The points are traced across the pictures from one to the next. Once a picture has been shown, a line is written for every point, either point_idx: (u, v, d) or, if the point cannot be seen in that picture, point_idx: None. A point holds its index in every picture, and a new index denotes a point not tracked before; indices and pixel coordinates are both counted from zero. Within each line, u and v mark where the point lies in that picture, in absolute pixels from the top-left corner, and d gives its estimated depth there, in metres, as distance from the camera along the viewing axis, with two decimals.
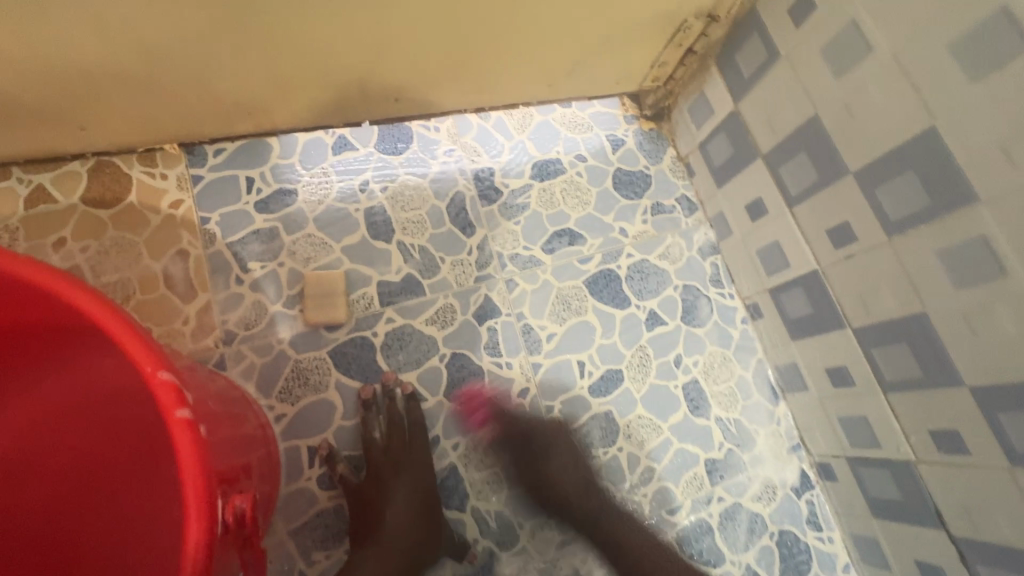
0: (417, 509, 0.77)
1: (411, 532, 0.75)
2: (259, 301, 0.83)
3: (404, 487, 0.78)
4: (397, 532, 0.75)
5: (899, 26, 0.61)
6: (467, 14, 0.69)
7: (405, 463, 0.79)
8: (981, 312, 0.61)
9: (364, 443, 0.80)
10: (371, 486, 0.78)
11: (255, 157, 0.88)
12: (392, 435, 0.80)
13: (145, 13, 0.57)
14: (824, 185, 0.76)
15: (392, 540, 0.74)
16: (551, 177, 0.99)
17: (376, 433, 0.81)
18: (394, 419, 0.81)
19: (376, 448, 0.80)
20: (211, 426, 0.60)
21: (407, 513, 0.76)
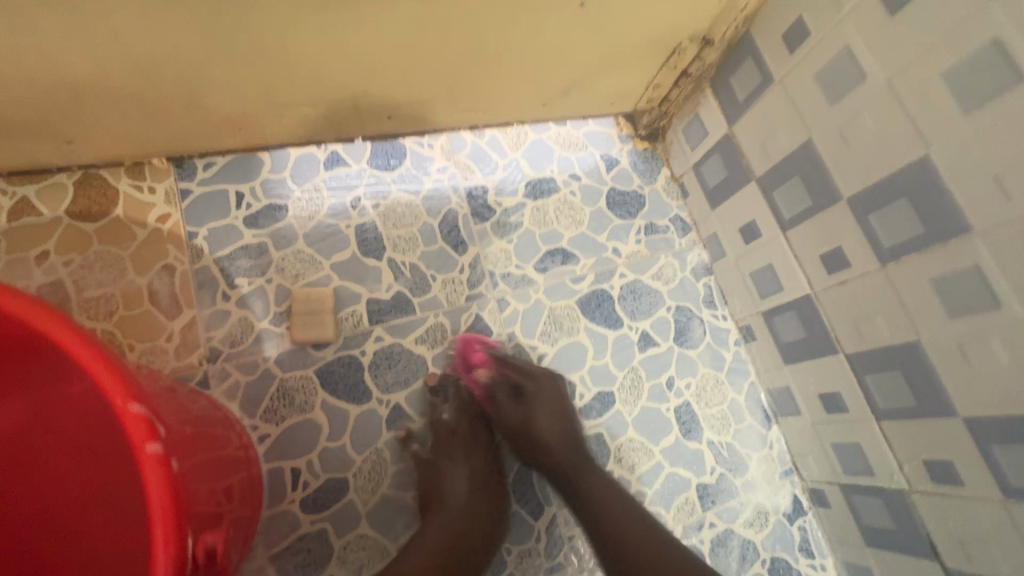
0: (477, 485, 0.79)
1: (472, 506, 0.76)
2: (246, 319, 0.81)
3: (468, 466, 0.80)
4: (459, 504, 0.76)
5: (892, 55, 0.60)
6: (460, 33, 0.69)
7: (471, 446, 0.81)
8: (975, 343, 0.60)
9: (436, 423, 0.82)
10: (437, 465, 0.79)
11: (246, 172, 0.87)
12: (463, 417, 0.83)
13: (131, 27, 0.56)
14: (817, 210, 0.75)
15: (454, 512, 0.75)
16: (544, 195, 0.98)
17: (447, 415, 0.83)
18: (468, 403, 0.84)
19: (450, 429, 0.82)
20: (187, 454, 0.58)
21: (468, 488, 0.78)
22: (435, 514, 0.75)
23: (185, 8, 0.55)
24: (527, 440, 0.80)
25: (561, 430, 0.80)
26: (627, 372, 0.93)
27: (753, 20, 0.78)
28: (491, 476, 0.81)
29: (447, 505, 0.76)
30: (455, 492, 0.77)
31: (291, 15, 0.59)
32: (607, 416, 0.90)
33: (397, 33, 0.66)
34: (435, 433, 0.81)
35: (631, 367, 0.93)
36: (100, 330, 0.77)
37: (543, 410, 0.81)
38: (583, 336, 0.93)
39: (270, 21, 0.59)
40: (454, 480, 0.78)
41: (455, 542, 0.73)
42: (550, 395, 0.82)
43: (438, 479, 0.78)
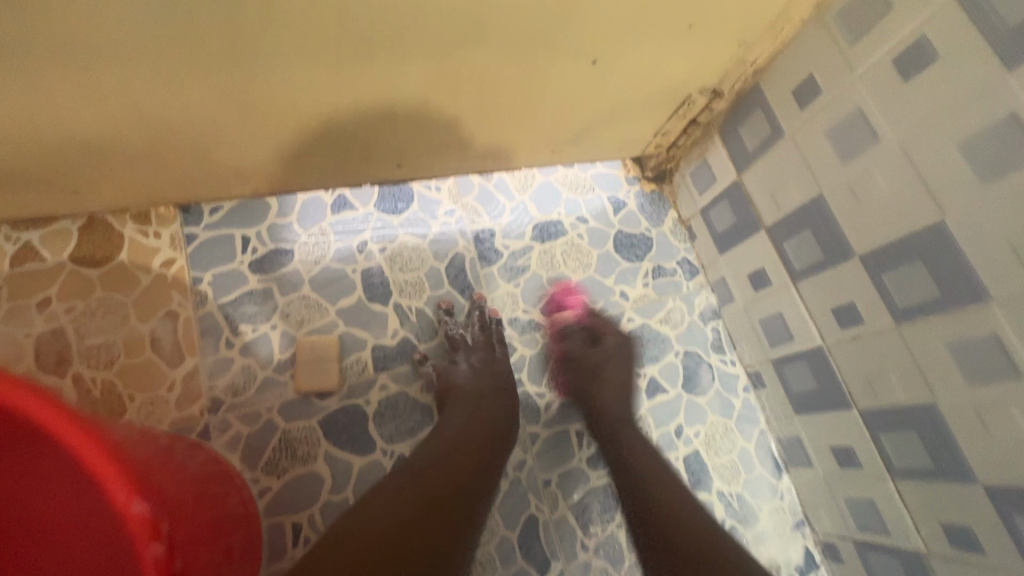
0: (487, 380, 0.83)
1: (481, 395, 0.81)
2: (249, 367, 0.80)
3: (483, 367, 0.84)
4: (470, 396, 0.80)
5: (906, 119, 0.60)
6: (472, 88, 0.69)
7: (489, 356, 0.86)
8: (995, 410, 0.59)
9: (451, 338, 0.86)
10: (454, 367, 0.84)
11: (252, 216, 0.86)
12: (479, 333, 0.87)
13: (146, 86, 0.56)
14: (829, 264, 0.75)
15: (467, 402, 0.80)
16: (551, 238, 0.98)
17: (462, 333, 0.87)
18: (487, 322, 0.88)
19: (465, 341, 0.86)
20: (185, 526, 0.58)
21: (476, 382, 0.82)
22: (456, 405, 0.80)
23: (201, 69, 0.55)
24: (598, 390, 0.87)
25: (630, 381, 0.88)
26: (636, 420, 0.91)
27: (762, 73, 0.78)
28: (507, 381, 0.84)
29: (466, 395, 0.81)
30: (468, 387, 0.81)
31: (305, 74, 0.59)
32: None
33: (410, 89, 0.66)
34: (452, 345, 0.85)
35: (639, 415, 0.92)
36: (100, 379, 0.76)
37: (616, 365, 0.89)
38: None
39: (284, 80, 0.59)
40: (470, 374, 0.83)
41: (477, 420, 0.77)
42: (621, 348, 0.90)
43: (455, 375, 0.83)
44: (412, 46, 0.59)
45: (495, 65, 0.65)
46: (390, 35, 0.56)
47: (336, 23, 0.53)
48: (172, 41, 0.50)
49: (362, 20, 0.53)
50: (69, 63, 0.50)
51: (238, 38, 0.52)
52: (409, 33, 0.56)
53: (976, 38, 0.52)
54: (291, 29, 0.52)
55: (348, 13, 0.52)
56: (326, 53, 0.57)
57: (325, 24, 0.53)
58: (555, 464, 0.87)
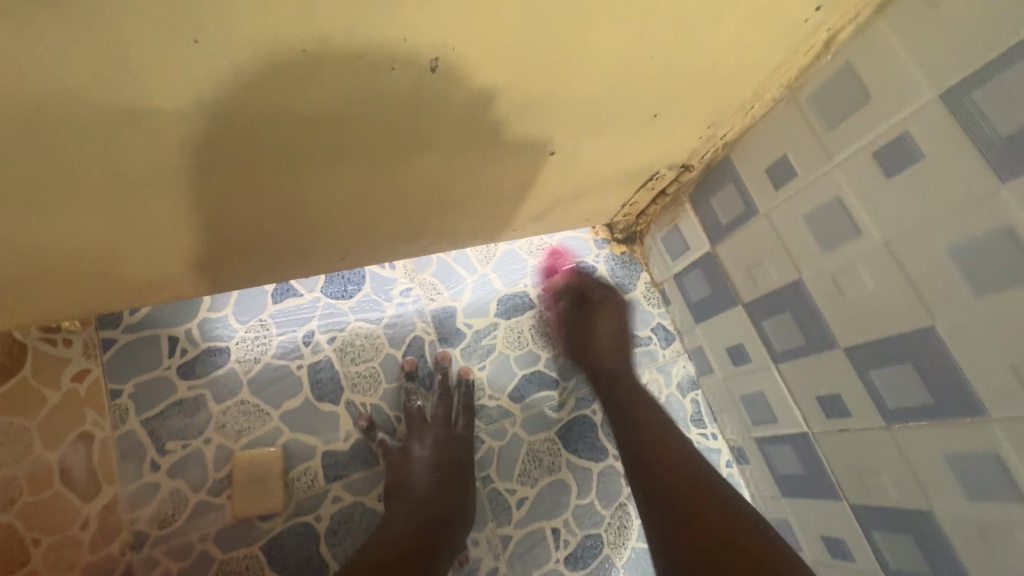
0: (438, 470, 0.75)
1: (429, 494, 0.72)
2: (179, 491, 0.71)
3: (436, 451, 0.77)
4: (416, 497, 0.71)
5: (889, 216, 0.56)
6: (416, 180, 0.62)
7: (444, 435, 0.79)
8: (998, 530, 0.55)
9: (408, 412, 0.80)
10: (406, 452, 0.76)
11: (180, 312, 0.77)
12: (439, 405, 0.81)
13: (23, 215, 0.47)
14: (812, 352, 0.70)
15: (414, 504, 0.71)
16: (518, 313, 0.91)
17: (422, 404, 0.81)
18: (449, 387, 0.83)
19: (424, 414, 0.80)
20: None
21: (427, 475, 0.74)
22: (402, 502, 0.72)
23: (89, 192, 0.47)
24: (592, 341, 0.82)
25: (620, 331, 0.82)
26: (616, 510, 0.84)
27: (733, 147, 0.73)
28: (463, 464, 0.77)
29: (413, 492, 0.72)
30: (421, 477, 0.74)
31: (219, 184, 0.51)
32: (595, 566, 0.81)
33: (346, 186, 0.59)
34: (411, 421, 0.79)
35: (619, 503, 0.85)
36: None
37: (608, 313, 0.84)
38: (566, 474, 0.85)
39: (194, 192, 0.51)
40: (424, 459, 0.75)
41: (419, 519, 0.68)
42: (608, 306, 0.85)
43: (406, 461, 0.75)
44: (342, 147, 0.51)
45: (441, 158, 0.59)
46: (314, 140, 0.49)
47: (245, 135, 0.45)
48: (43, 171, 0.42)
49: (276, 131, 0.46)
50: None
51: (127, 159, 0.44)
52: (336, 136, 0.49)
53: (960, 140, 0.48)
54: (191, 145, 0.44)
55: (259, 126, 0.44)
56: (239, 164, 0.49)
57: (232, 139, 0.45)
58: (530, 568, 0.80)
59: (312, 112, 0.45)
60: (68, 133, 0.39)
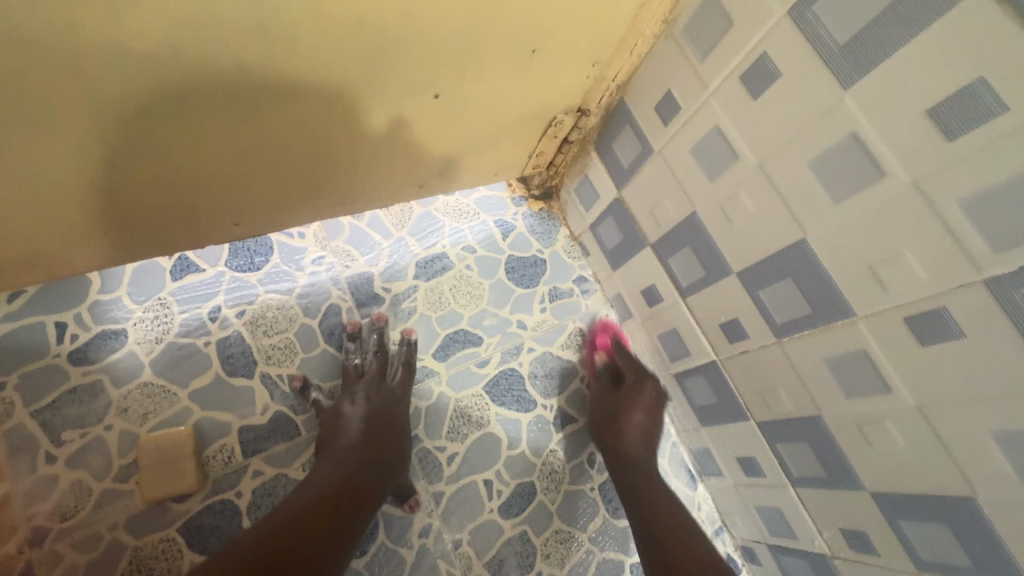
0: (370, 422, 0.73)
1: (357, 445, 0.70)
2: (81, 481, 0.67)
3: (370, 404, 0.75)
4: (344, 448, 0.70)
5: (759, 139, 0.59)
6: (297, 132, 0.60)
7: (379, 387, 0.77)
8: (872, 423, 0.59)
9: (343, 369, 0.79)
10: (337, 407, 0.75)
11: (67, 296, 0.72)
12: (375, 359, 0.80)
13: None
14: (711, 282, 0.73)
15: (340, 455, 0.69)
16: (437, 274, 0.90)
17: (360, 362, 0.80)
18: (384, 343, 0.82)
19: (360, 371, 0.79)
20: None
21: (358, 428, 0.72)
22: (332, 451, 0.70)
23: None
24: (615, 442, 0.81)
25: (647, 430, 0.83)
26: (546, 456, 0.86)
27: (625, 90, 0.74)
28: (398, 413, 0.76)
29: (341, 442, 0.71)
30: (353, 429, 0.72)
31: (56, 139, 0.48)
32: (529, 511, 0.83)
33: (214, 142, 0.56)
34: (347, 378, 0.79)
35: (550, 450, 0.87)
36: None
37: (642, 405, 0.84)
38: (495, 427, 0.86)
39: (29, 150, 0.47)
40: (356, 412, 0.74)
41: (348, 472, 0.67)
42: (647, 401, 0.84)
43: (337, 416, 0.74)
44: (195, 94, 0.49)
45: (318, 108, 0.57)
46: (151, 82, 0.46)
47: (72, 76, 0.42)
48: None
49: (110, 76, 0.43)
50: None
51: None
52: (176, 80, 0.46)
53: (809, 55, 0.51)
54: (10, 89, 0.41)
55: (75, 66, 0.41)
56: (68, 113, 0.45)
57: (51, 83, 0.42)
58: (464, 521, 0.81)
59: (140, 51, 0.42)
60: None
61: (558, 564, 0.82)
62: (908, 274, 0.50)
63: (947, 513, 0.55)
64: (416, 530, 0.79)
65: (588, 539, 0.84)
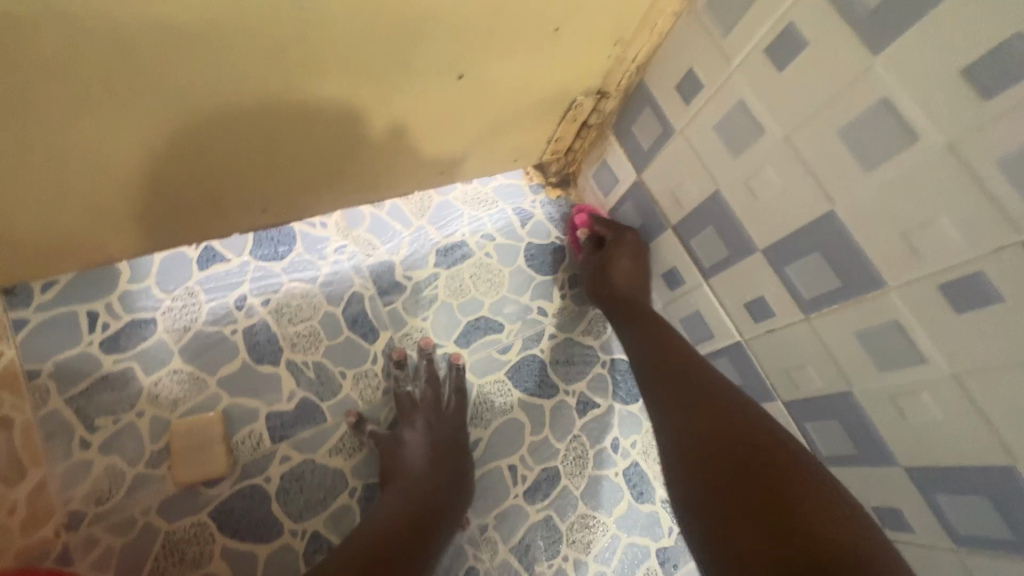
0: (432, 453, 0.75)
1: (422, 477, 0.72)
2: (114, 466, 0.68)
3: (429, 433, 0.77)
4: (410, 480, 0.72)
5: (786, 111, 0.58)
6: (323, 115, 0.60)
7: (436, 415, 0.79)
8: (906, 395, 0.59)
9: (399, 398, 0.79)
10: (398, 440, 0.76)
11: (98, 286, 0.74)
12: (428, 387, 0.80)
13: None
14: (736, 261, 0.72)
15: (407, 486, 0.72)
16: (457, 262, 0.91)
17: (411, 390, 0.80)
18: (434, 371, 0.82)
19: (414, 399, 0.79)
20: None
21: (422, 458, 0.74)
22: (397, 484, 0.72)
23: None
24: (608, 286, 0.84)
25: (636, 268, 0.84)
26: (570, 442, 0.86)
27: (645, 71, 0.74)
28: (457, 443, 0.77)
29: (405, 473, 0.73)
30: (416, 460, 0.74)
31: (92, 124, 0.49)
32: (554, 496, 0.83)
33: (243, 125, 0.57)
34: (401, 408, 0.79)
35: (574, 436, 0.87)
36: None
37: (626, 249, 0.85)
38: (518, 413, 0.86)
39: (65, 135, 0.49)
40: (416, 440, 0.76)
41: (414, 507, 0.69)
42: (631, 240, 0.86)
43: (399, 448, 0.75)
44: (225, 78, 0.49)
45: (344, 89, 0.57)
46: (182, 68, 0.46)
47: (105, 61, 0.43)
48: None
49: (146, 61, 0.44)
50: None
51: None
52: (207, 64, 0.47)
53: (838, 23, 0.50)
54: (46, 73, 0.42)
55: (107, 51, 0.42)
56: (102, 97, 0.46)
57: (83, 69, 0.43)
58: (490, 506, 0.81)
59: (177, 36, 0.43)
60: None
61: (584, 549, 0.82)
62: (942, 240, 0.50)
63: (986, 485, 0.54)
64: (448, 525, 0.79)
65: (613, 524, 0.84)
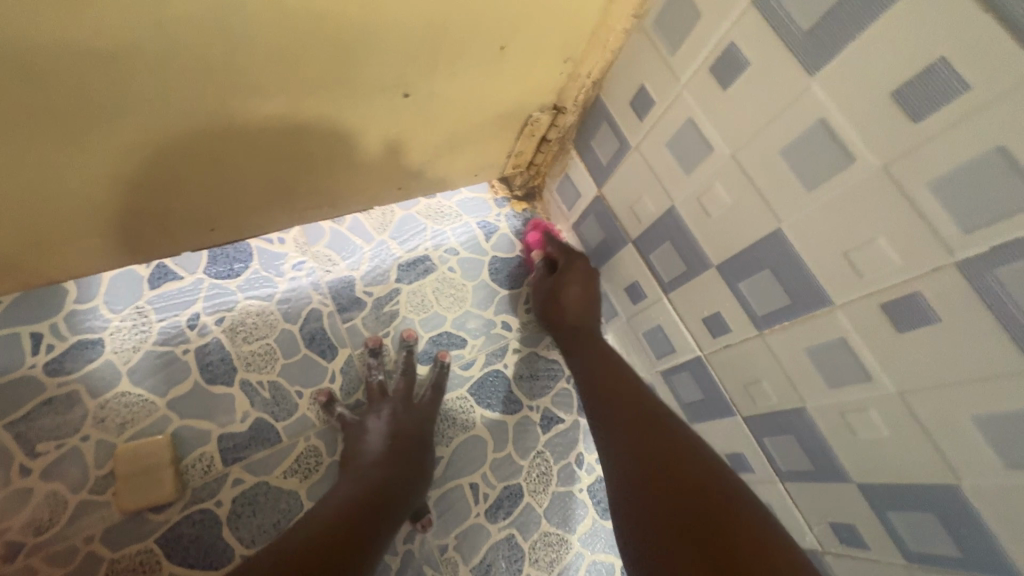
0: (397, 439, 0.74)
1: (384, 460, 0.71)
2: (56, 493, 0.66)
3: (393, 422, 0.76)
4: (372, 461, 0.71)
5: (732, 129, 0.58)
6: (264, 130, 0.58)
7: (402, 406, 0.79)
8: (855, 412, 0.59)
9: (373, 384, 0.81)
10: (362, 425, 0.76)
11: (43, 307, 0.72)
12: (401, 379, 0.81)
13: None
14: (693, 276, 0.72)
15: (367, 468, 0.71)
16: (420, 276, 0.90)
17: (384, 380, 0.81)
18: (410, 363, 0.83)
19: (383, 390, 0.80)
20: None
21: (385, 443, 0.74)
22: (354, 467, 0.71)
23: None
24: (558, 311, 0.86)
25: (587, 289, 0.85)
26: (534, 458, 0.85)
27: (600, 86, 0.74)
28: (420, 433, 0.76)
29: (366, 455, 0.72)
30: (377, 445, 0.73)
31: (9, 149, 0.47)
32: (516, 514, 0.82)
33: (180, 142, 0.55)
34: (371, 396, 0.79)
35: (538, 452, 0.86)
36: None
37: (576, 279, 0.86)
38: (481, 429, 0.85)
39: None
40: (379, 427, 0.76)
41: (366, 485, 0.68)
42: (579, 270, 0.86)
43: (361, 435, 0.75)
44: (147, 95, 0.47)
45: (286, 107, 0.56)
46: (105, 88, 0.45)
47: (11, 83, 0.41)
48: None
49: (63, 83, 0.43)
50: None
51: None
52: (124, 82, 0.45)
53: (775, 43, 0.50)
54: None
55: (12, 72, 0.40)
56: (23, 122, 0.45)
57: None
58: (450, 525, 0.80)
59: (94, 58, 0.42)
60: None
61: (547, 567, 0.81)
62: (882, 260, 0.50)
63: (933, 502, 0.54)
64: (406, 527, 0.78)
65: (578, 541, 0.83)
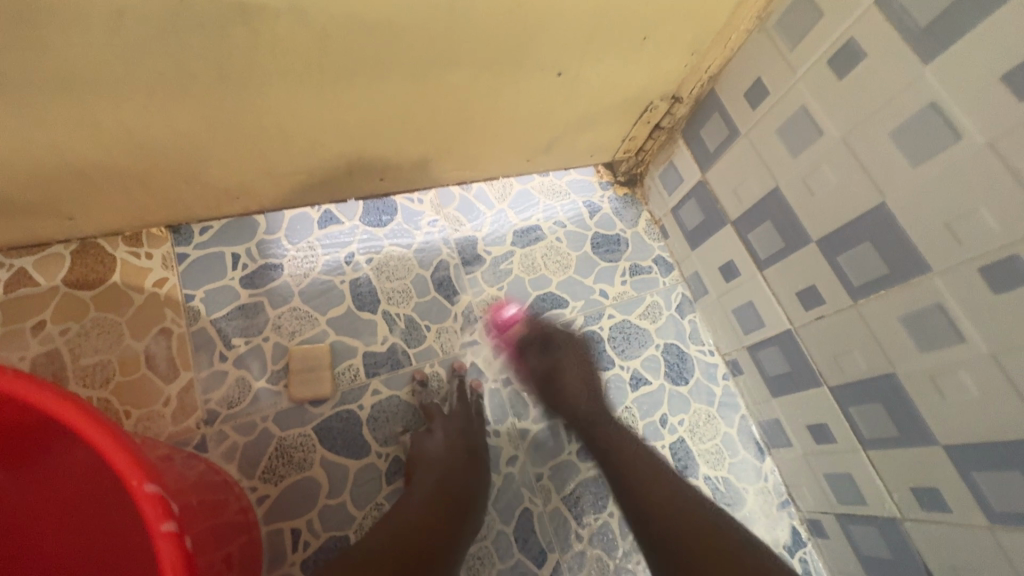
0: (455, 440, 0.82)
1: (448, 458, 0.80)
2: (243, 379, 0.83)
3: (460, 433, 0.83)
4: (437, 459, 0.79)
5: (845, 114, 0.66)
6: (444, 97, 0.73)
7: (464, 422, 0.85)
8: (945, 374, 0.64)
9: (425, 407, 0.86)
10: (428, 431, 0.83)
11: (241, 233, 0.90)
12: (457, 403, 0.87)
13: (123, 111, 0.59)
14: (790, 252, 0.79)
15: (441, 468, 0.78)
16: (532, 243, 1.02)
17: (441, 404, 0.87)
18: (465, 392, 0.89)
19: (440, 408, 0.86)
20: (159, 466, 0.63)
21: (446, 443, 0.81)
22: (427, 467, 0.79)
23: (174, 96, 0.59)
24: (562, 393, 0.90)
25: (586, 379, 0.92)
26: (622, 412, 0.95)
27: (717, 80, 0.84)
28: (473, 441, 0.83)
29: (431, 456, 0.80)
30: (438, 446, 0.81)
31: (278, 91, 0.63)
32: None
33: (383, 100, 0.70)
34: (428, 414, 0.85)
35: (626, 407, 0.96)
36: (96, 397, 0.79)
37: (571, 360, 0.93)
38: None
39: (259, 97, 0.63)
40: (438, 436, 0.82)
41: (445, 483, 0.77)
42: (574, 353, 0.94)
43: (428, 438, 0.82)
44: (380, 59, 0.62)
45: (464, 77, 0.70)
46: (358, 49, 0.60)
47: (305, 42, 0.56)
48: (134, 67, 0.54)
49: (334, 43, 0.58)
50: (45, 98, 0.55)
51: (206, 56, 0.55)
52: (371, 44, 0.60)
53: (894, 36, 0.59)
54: (263, 51, 0.56)
55: (310, 30, 0.55)
56: (298, 70, 0.60)
57: (291, 45, 0.56)
58: (546, 457, 0.89)
59: (360, 25, 0.56)
60: (151, 29, 0.50)
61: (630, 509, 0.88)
62: (983, 227, 0.56)
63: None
64: (501, 483, 0.87)
65: None
